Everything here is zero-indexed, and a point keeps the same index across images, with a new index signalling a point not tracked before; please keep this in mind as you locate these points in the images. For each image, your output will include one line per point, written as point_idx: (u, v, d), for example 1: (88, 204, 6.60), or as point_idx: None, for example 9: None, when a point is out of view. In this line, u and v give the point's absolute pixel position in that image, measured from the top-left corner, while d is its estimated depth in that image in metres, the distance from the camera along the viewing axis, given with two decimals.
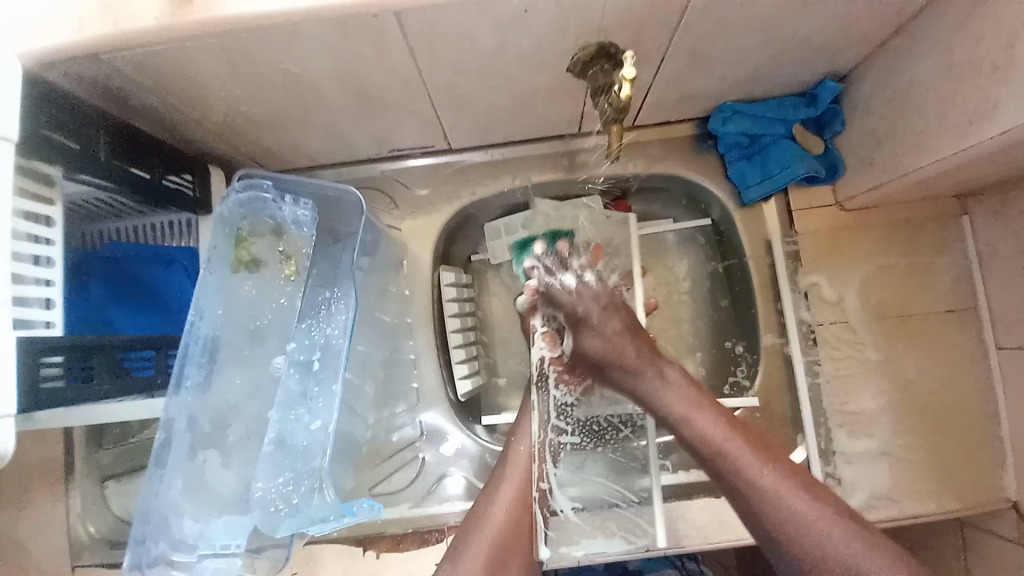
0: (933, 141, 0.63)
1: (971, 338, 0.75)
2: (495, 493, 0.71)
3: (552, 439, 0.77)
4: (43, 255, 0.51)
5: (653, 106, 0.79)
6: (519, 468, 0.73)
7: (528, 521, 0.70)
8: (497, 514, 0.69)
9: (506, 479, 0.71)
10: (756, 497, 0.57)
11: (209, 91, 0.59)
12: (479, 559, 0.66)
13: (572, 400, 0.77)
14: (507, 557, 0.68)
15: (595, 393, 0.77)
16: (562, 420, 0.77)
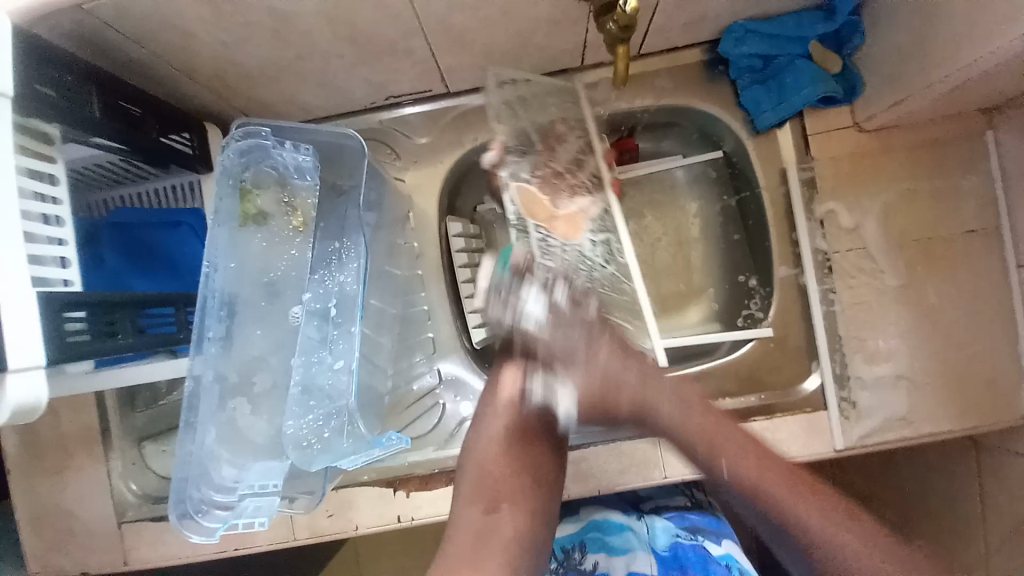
0: (960, 44, 0.59)
1: (994, 258, 0.73)
2: (484, 429, 0.72)
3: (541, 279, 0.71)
4: (52, 214, 0.50)
5: (659, 30, 0.75)
6: (506, 405, 0.73)
7: (531, 450, 0.71)
8: (509, 384, 0.73)
9: (495, 415, 0.72)
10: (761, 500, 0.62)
11: (196, 38, 0.57)
12: (505, 423, 0.71)
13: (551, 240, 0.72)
14: (531, 420, 0.72)
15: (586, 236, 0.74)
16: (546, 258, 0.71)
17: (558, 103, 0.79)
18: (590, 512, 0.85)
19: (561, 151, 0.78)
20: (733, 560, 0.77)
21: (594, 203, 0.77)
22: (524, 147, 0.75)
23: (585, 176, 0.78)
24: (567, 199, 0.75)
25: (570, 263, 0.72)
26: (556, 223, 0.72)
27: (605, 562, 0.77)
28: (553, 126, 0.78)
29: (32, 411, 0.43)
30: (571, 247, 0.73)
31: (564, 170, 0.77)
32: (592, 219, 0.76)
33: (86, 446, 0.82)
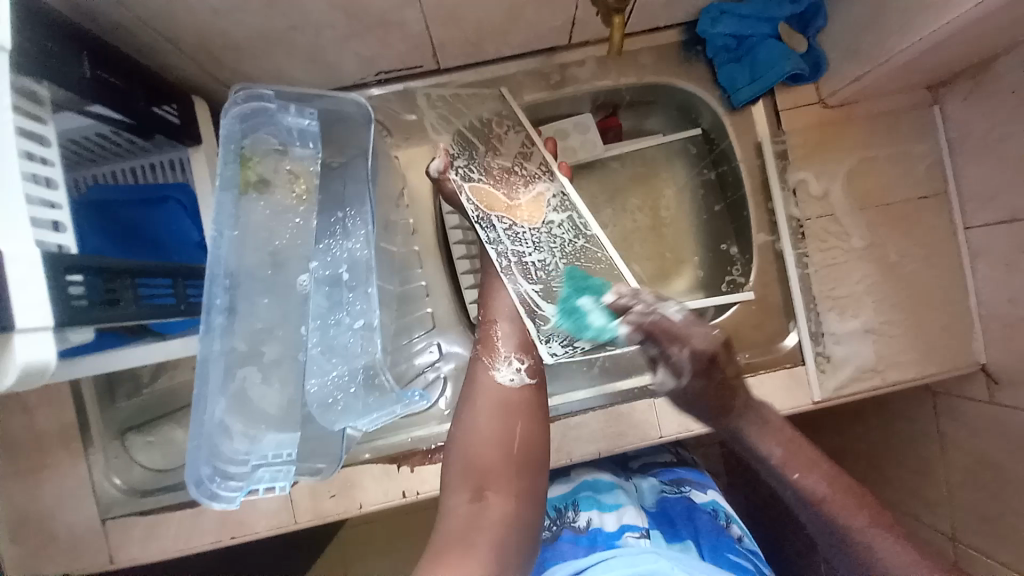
0: (915, 20, 0.65)
1: (944, 218, 0.81)
2: (468, 419, 0.68)
3: (514, 261, 0.74)
4: (44, 176, 0.48)
5: (643, 10, 0.78)
6: (488, 394, 0.69)
7: (519, 431, 0.68)
8: (487, 368, 0.71)
9: (477, 404, 0.69)
10: (814, 504, 0.62)
11: (188, 3, 0.56)
12: (487, 409, 0.68)
13: (518, 228, 0.75)
14: (514, 404, 0.69)
15: (547, 219, 0.76)
16: (517, 245, 0.74)
17: (491, 106, 0.84)
18: (581, 474, 0.87)
19: (502, 147, 0.81)
20: (716, 506, 0.82)
21: (549, 187, 0.78)
22: (467, 153, 0.80)
23: (533, 165, 0.79)
24: (524, 189, 0.77)
25: (540, 245, 0.74)
26: (517, 207, 0.76)
27: (599, 518, 0.77)
28: (497, 129, 0.82)
29: (40, 371, 0.44)
30: (535, 229, 0.75)
31: (511, 164, 0.79)
32: (551, 201, 0.77)
33: (65, 442, 0.77)
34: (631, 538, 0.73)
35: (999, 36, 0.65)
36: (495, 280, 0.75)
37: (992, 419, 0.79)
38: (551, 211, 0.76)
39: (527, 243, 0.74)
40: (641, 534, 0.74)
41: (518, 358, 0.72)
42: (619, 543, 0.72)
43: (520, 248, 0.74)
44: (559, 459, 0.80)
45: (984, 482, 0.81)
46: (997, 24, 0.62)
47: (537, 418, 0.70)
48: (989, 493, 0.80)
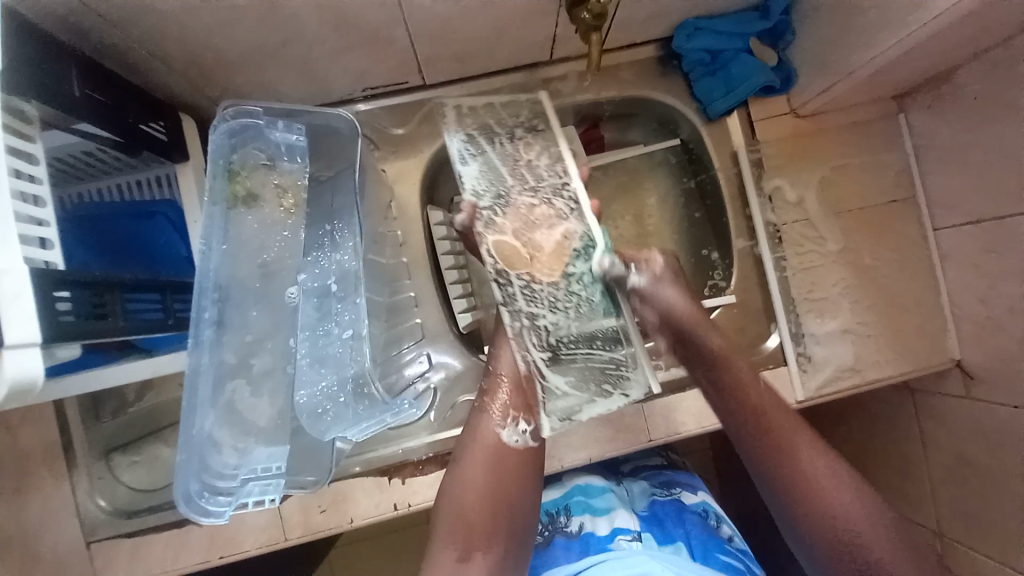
0: (876, 35, 0.69)
1: (913, 222, 0.85)
2: (462, 473, 0.69)
3: (529, 325, 0.66)
4: (33, 194, 0.49)
5: (621, 27, 0.81)
6: (484, 449, 0.70)
7: (511, 491, 0.69)
8: (490, 424, 0.71)
9: (472, 459, 0.69)
10: (784, 449, 0.67)
11: (178, 23, 0.57)
12: (476, 462, 0.69)
13: (538, 285, 0.65)
14: (508, 465, 0.70)
15: (569, 270, 0.65)
16: (533, 304, 0.65)
17: (525, 119, 0.72)
18: (573, 477, 0.87)
19: (536, 180, 0.68)
20: (707, 507, 0.83)
21: (575, 228, 0.66)
22: (491, 180, 0.68)
23: (563, 198, 0.67)
24: (546, 234, 0.66)
25: (556, 305, 0.65)
26: (537, 266, 0.65)
27: (591, 523, 0.78)
28: (526, 158, 0.69)
29: (27, 386, 0.44)
30: (554, 286, 0.65)
31: (532, 205, 0.67)
32: (576, 238, 0.65)
33: (47, 461, 0.76)
34: (624, 541, 0.74)
35: (955, 48, 0.69)
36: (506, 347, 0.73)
37: (969, 414, 0.82)
38: (573, 258, 0.65)
39: (543, 304, 0.65)
40: (633, 537, 0.75)
41: (524, 418, 0.71)
42: (611, 547, 0.74)
43: (536, 309, 0.65)
44: (550, 465, 0.81)
45: (964, 477, 0.83)
46: (952, 38, 0.66)
47: (526, 481, 0.70)
48: (968, 488, 0.82)
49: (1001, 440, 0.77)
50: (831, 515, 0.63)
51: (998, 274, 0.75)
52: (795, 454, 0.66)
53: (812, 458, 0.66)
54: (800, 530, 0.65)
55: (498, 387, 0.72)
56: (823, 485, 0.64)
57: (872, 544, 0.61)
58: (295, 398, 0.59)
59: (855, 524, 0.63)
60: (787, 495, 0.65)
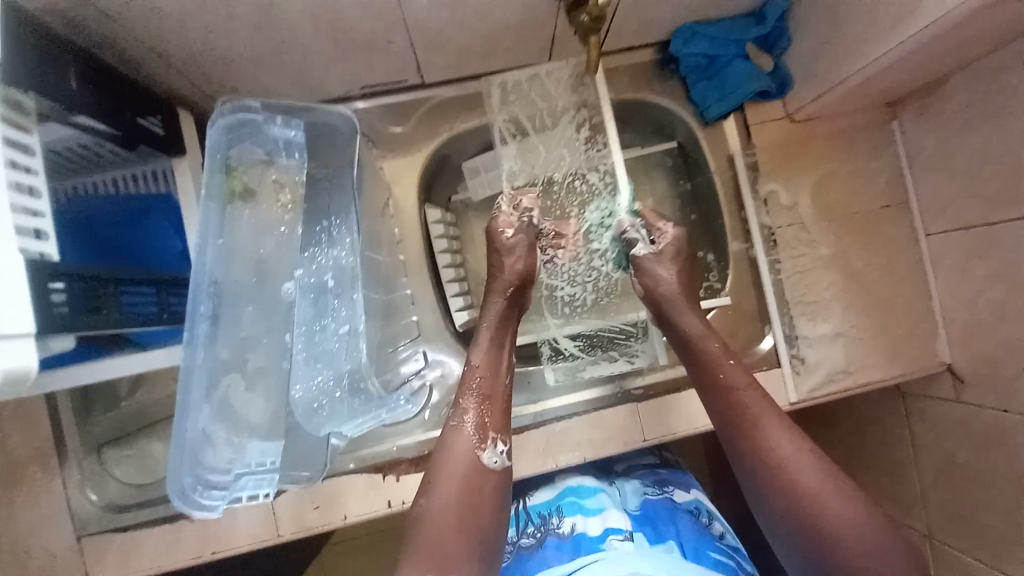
0: (867, 44, 0.70)
1: (906, 228, 0.86)
2: (433, 490, 0.63)
3: (549, 289, 0.88)
4: (28, 186, 0.49)
5: (617, 32, 0.82)
6: (461, 462, 0.65)
7: (485, 504, 0.64)
8: (468, 442, 0.66)
9: (444, 473, 0.64)
10: (752, 427, 0.65)
11: (175, 21, 0.57)
12: (449, 486, 0.63)
13: (562, 258, 0.87)
14: (484, 485, 0.65)
15: (590, 243, 0.87)
16: (555, 275, 0.88)
17: (556, 95, 0.85)
18: (565, 479, 0.87)
19: (571, 157, 0.86)
20: (698, 505, 0.84)
21: (600, 206, 0.86)
22: (529, 157, 0.86)
23: (596, 176, 0.86)
24: (579, 210, 0.87)
25: (574, 280, 0.88)
26: (567, 235, 0.86)
27: (582, 523, 0.78)
28: (566, 153, 0.86)
29: (21, 378, 0.44)
30: (575, 259, 0.87)
31: (573, 189, 0.87)
32: (600, 210, 0.86)
33: (40, 457, 0.76)
34: (615, 541, 0.74)
35: (948, 57, 0.70)
36: (483, 348, 0.74)
37: (959, 418, 0.82)
38: (591, 229, 0.87)
39: (561, 277, 0.88)
40: (624, 537, 0.74)
41: (501, 439, 0.69)
42: (602, 547, 0.73)
43: (556, 281, 0.88)
44: (544, 464, 0.82)
45: (955, 481, 0.84)
46: (945, 46, 0.66)
47: (495, 510, 0.64)
48: (958, 491, 0.83)
49: (991, 444, 0.78)
50: (795, 489, 0.60)
51: (989, 280, 0.76)
52: (779, 456, 0.62)
53: (796, 460, 0.61)
54: (784, 535, 0.60)
55: (470, 407, 0.69)
56: (804, 485, 0.60)
57: (862, 550, 0.56)
58: (291, 394, 0.59)
59: (846, 527, 0.57)
60: (768, 497, 0.62)
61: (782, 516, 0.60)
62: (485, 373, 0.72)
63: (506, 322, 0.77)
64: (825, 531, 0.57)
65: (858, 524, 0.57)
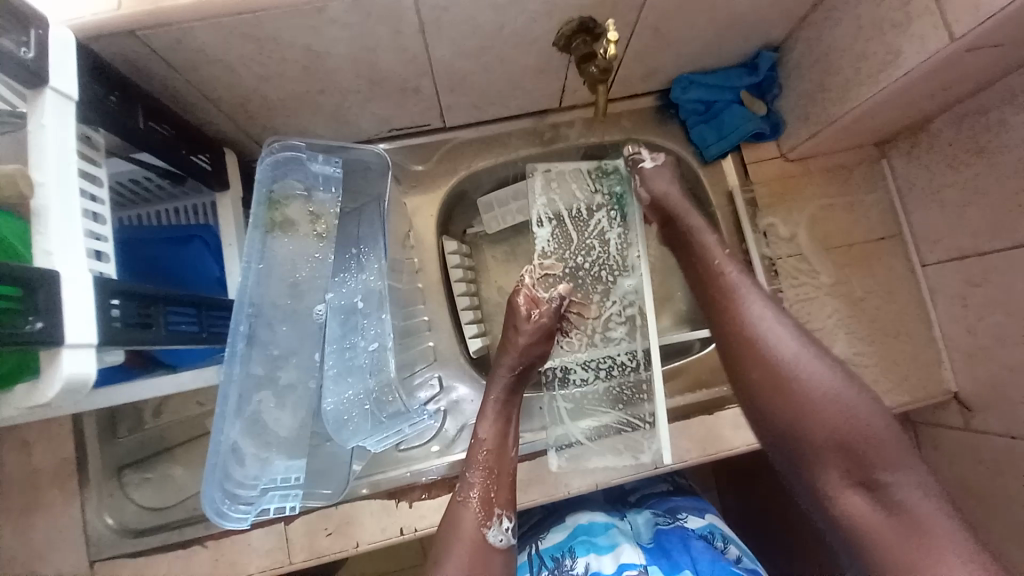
0: (853, 89, 0.77)
1: (902, 259, 0.90)
2: (444, 558, 0.69)
3: (562, 369, 0.88)
4: (96, 212, 0.54)
5: (624, 81, 0.90)
6: (467, 526, 0.71)
7: (495, 560, 0.70)
8: (477, 521, 0.71)
9: (456, 539, 0.70)
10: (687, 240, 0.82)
11: (233, 71, 0.65)
12: (460, 555, 0.69)
13: (577, 346, 0.89)
14: (488, 562, 0.70)
15: (609, 329, 0.89)
16: (574, 360, 0.88)
17: (602, 189, 0.92)
18: (575, 518, 0.86)
19: (602, 245, 0.91)
20: (713, 529, 0.83)
21: (618, 290, 0.89)
22: (560, 234, 0.91)
23: (614, 265, 0.90)
24: (603, 296, 0.89)
25: (588, 364, 0.88)
26: (589, 311, 0.89)
27: (597, 561, 0.77)
28: (596, 244, 0.91)
29: (79, 385, 0.47)
30: (595, 343, 0.88)
31: (597, 276, 0.90)
32: (623, 297, 0.89)
33: (59, 481, 0.77)
34: None
35: (927, 101, 0.77)
36: (486, 409, 0.80)
37: (972, 446, 0.83)
38: (609, 321, 0.89)
39: (579, 359, 0.88)
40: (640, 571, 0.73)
41: (507, 515, 0.73)
42: None
43: (573, 364, 0.88)
44: (557, 492, 0.82)
45: (967, 512, 0.84)
46: (923, 91, 0.73)
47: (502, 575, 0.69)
48: (974, 523, 0.83)
49: (999, 471, 0.79)
50: (727, 304, 0.75)
51: (985, 309, 0.79)
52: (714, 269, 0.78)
53: (775, 334, 0.71)
54: (773, 419, 0.69)
55: (476, 482, 0.73)
56: (763, 331, 0.71)
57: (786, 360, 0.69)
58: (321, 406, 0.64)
59: (817, 388, 0.68)
60: (745, 360, 0.72)
61: (721, 323, 0.75)
62: (490, 449, 0.76)
63: (510, 397, 0.81)
64: (752, 337, 0.72)
65: (782, 329, 0.71)
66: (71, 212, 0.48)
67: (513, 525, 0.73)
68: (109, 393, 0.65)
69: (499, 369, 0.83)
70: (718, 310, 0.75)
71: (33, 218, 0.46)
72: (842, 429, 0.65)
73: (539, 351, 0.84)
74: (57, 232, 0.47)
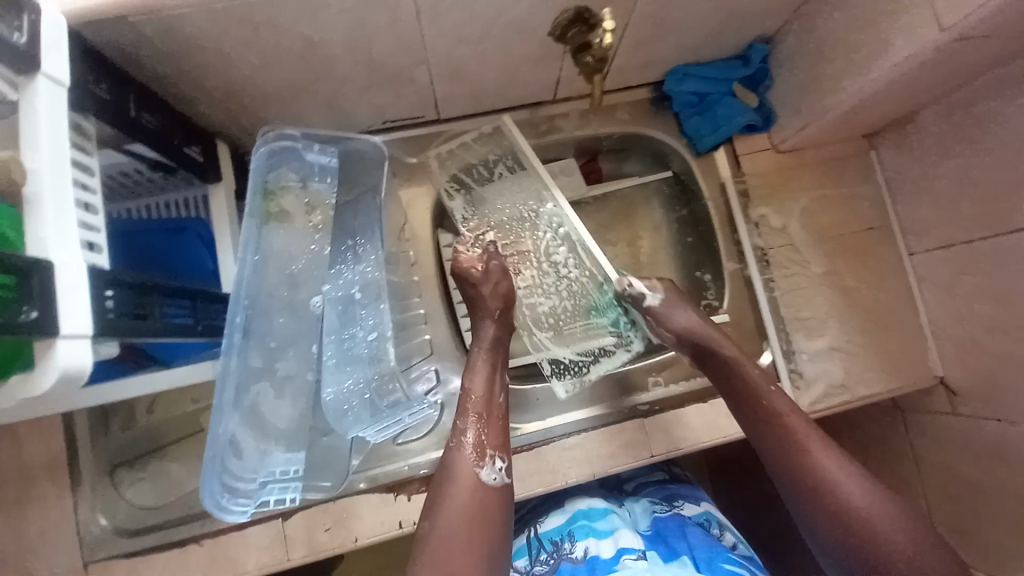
0: (845, 80, 0.78)
1: (892, 249, 0.92)
2: (439, 509, 0.67)
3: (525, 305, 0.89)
4: (87, 201, 0.53)
5: (619, 72, 0.90)
6: (466, 480, 0.69)
7: (495, 509, 0.69)
8: (469, 463, 0.70)
9: (451, 488, 0.69)
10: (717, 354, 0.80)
11: (227, 59, 0.64)
12: (459, 507, 0.67)
13: (530, 274, 0.89)
14: (488, 507, 0.68)
15: (553, 256, 0.88)
16: (536, 296, 0.89)
17: (491, 144, 0.91)
18: (574, 502, 0.86)
19: (500, 191, 0.91)
20: (709, 517, 0.84)
21: (545, 218, 0.88)
22: (468, 193, 0.92)
23: (530, 198, 0.89)
24: (532, 232, 0.89)
25: (549, 292, 0.88)
26: (523, 245, 0.90)
27: (596, 546, 0.78)
28: (505, 190, 0.91)
29: (75, 376, 0.46)
30: (546, 273, 0.89)
31: (519, 217, 0.90)
32: (549, 221, 0.88)
33: (48, 477, 0.76)
34: (629, 561, 0.74)
35: (918, 92, 0.78)
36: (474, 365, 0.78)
37: (960, 430, 0.85)
38: (549, 249, 0.89)
39: (540, 294, 0.89)
40: (638, 556, 0.75)
41: (499, 455, 0.72)
42: (617, 568, 0.74)
43: (534, 298, 0.89)
44: (555, 482, 0.83)
45: (954, 493, 0.87)
46: (914, 82, 0.75)
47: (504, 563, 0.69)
48: (962, 505, 0.85)
49: (987, 454, 0.81)
50: (767, 420, 0.73)
51: (973, 296, 0.81)
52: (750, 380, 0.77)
53: (822, 458, 0.69)
54: (825, 539, 0.66)
55: (467, 427, 0.72)
56: (809, 453, 0.69)
57: (833, 479, 0.67)
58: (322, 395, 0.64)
59: (868, 515, 0.64)
60: (787, 478, 0.70)
61: (762, 441, 0.73)
62: (479, 395, 0.75)
63: (497, 343, 0.81)
64: (795, 455, 0.70)
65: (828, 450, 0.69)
66: (63, 199, 0.47)
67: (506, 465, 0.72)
68: (104, 389, 0.64)
69: (483, 322, 0.82)
70: (759, 425, 0.74)
71: (25, 204, 0.45)
72: (899, 557, 0.62)
73: (506, 290, 0.83)
74: (51, 220, 0.46)
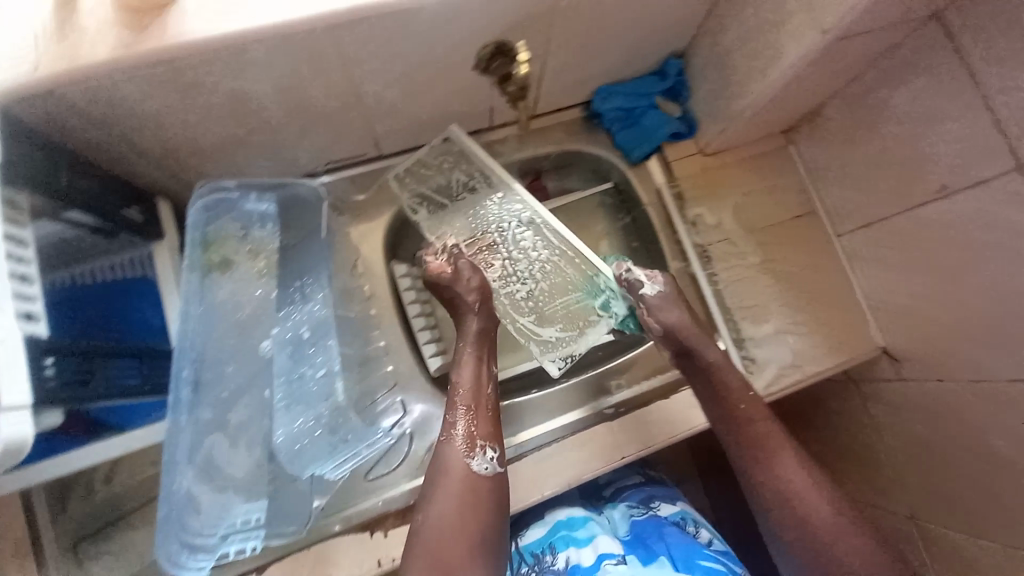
0: (752, 85, 0.85)
1: (821, 232, 0.98)
2: (432, 501, 0.70)
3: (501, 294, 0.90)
4: (23, 273, 0.53)
5: (548, 95, 0.96)
6: (454, 475, 0.72)
7: (484, 496, 0.71)
8: (459, 454, 0.73)
9: (440, 489, 0.70)
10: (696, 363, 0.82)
11: (158, 120, 0.65)
12: (448, 505, 0.69)
13: (502, 262, 0.91)
14: (478, 494, 0.71)
15: (523, 245, 0.90)
16: (509, 286, 0.90)
17: (446, 155, 0.92)
18: (554, 513, 0.87)
19: (460, 194, 0.92)
20: (685, 515, 0.86)
21: (510, 212, 0.90)
22: (429, 201, 0.93)
23: (492, 194, 0.91)
24: (498, 227, 0.91)
25: (524, 278, 0.90)
26: (489, 241, 0.91)
27: (576, 555, 0.78)
28: (465, 195, 0.92)
29: (16, 449, 0.46)
30: (519, 261, 0.90)
31: (483, 217, 0.91)
32: (513, 214, 0.90)
33: None
34: (609, 566, 0.75)
35: (818, 89, 0.86)
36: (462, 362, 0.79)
37: (907, 393, 0.91)
38: (517, 239, 0.90)
39: (515, 281, 0.90)
40: (618, 560, 0.76)
41: (490, 446, 0.75)
42: None
43: (510, 288, 0.90)
44: (531, 496, 0.83)
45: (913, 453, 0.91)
46: (812, 80, 0.82)
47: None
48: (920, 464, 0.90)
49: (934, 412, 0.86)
50: (744, 437, 0.77)
51: (896, 268, 0.88)
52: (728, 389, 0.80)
53: (793, 476, 0.73)
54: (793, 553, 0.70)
55: (457, 418, 0.75)
56: (784, 470, 0.73)
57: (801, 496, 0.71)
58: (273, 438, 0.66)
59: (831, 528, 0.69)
60: (762, 494, 0.73)
61: (740, 456, 0.77)
62: (467, 386, 0.78)
63: (483, 334, 0.83)
64: (769, 473, 0.74)
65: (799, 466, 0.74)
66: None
67: (496, 454, 0.74)
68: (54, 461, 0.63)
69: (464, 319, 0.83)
70: (737, 441, 0.77)
71: None
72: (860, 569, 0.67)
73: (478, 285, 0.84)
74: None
